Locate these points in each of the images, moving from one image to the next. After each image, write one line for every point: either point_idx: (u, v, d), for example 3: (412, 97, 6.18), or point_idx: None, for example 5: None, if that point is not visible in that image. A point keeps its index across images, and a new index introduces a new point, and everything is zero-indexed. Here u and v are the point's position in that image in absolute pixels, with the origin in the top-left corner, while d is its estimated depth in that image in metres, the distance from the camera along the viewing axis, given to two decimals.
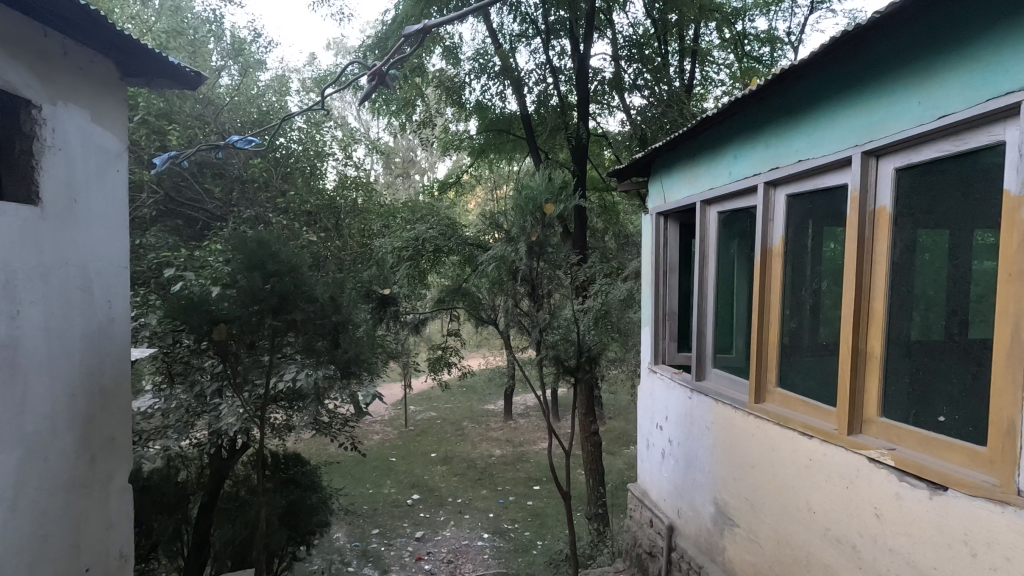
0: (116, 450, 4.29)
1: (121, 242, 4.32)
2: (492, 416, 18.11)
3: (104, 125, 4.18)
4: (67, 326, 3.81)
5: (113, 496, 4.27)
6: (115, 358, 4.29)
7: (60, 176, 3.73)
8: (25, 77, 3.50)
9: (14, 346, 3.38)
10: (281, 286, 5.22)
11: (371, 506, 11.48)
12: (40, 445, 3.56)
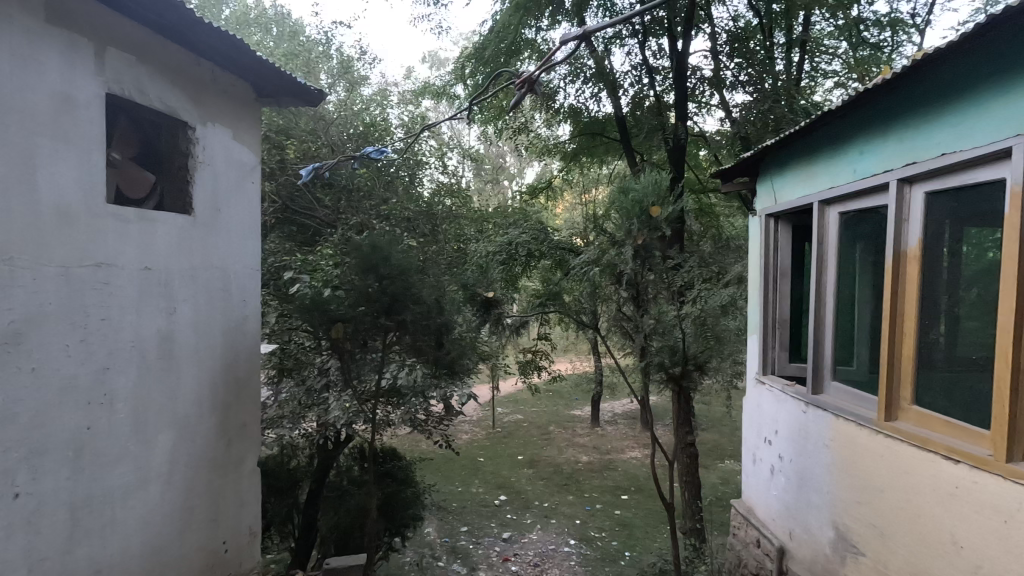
0: (248, 436, 4.72)
1: (254, 248, 4.76)
2: (578, 422, 17.97)
3: (243, 142, 4.65)
4: (211, 322, 4.27)
5: (246, 478, 4.71)
6: (250, 352, 4.73)
7: (209, 189, 4.21)
8: (183, 102, 3.99)
9: (171, 339, 3.86)
10: (393, 288, 5.52)
11: (459, 504, 11.77)
12: (188, 427, 4.03)
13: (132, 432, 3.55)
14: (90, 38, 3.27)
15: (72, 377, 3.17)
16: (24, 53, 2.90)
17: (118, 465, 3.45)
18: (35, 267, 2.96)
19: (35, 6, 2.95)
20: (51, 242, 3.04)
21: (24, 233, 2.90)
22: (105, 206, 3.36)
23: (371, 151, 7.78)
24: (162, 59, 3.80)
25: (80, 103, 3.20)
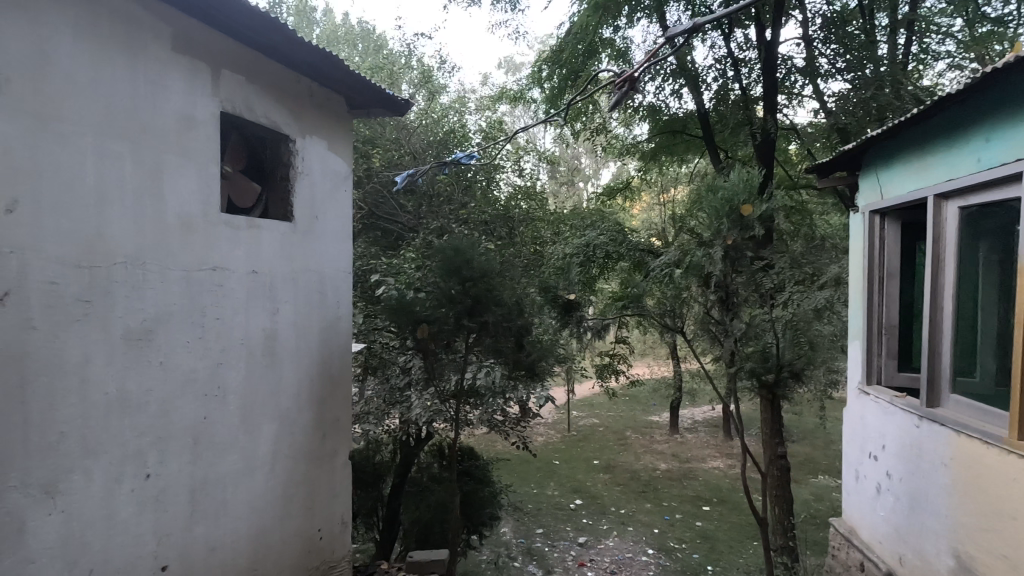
0: (341, 430, 4.99)
1: (346, 252, 5.02)
2: (656, 428, 17.45)
3: (337, 152, 4.93)
4: (308, 322, 4.54)
5: (338, 469, 4.98)
6: (342, 350, 4.99)
7: (306, 197, 4.50)
8: (285, 117, 4.29)
9: (274, 338, 4.16)
10: (475, 290, 5.65)
11: (535, 505, 11.79)
12: (289, 419, 4.33)
13: (240, 423, 3.85)
14: (208, 63, 3.60)
15: (192, 371, 3.49)
16: (154, 79, 3.24)
17: (229, 453, 3.76)
18: (163, 271, 3.29)
19: (163, 36, 3.29)
20: (175, 248, 3.36)
21: (154, 240, 3.24)
22: (219, 215, 3.68)
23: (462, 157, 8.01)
24: (267, 78, 4.11)
25: (200, 122, 3.53)
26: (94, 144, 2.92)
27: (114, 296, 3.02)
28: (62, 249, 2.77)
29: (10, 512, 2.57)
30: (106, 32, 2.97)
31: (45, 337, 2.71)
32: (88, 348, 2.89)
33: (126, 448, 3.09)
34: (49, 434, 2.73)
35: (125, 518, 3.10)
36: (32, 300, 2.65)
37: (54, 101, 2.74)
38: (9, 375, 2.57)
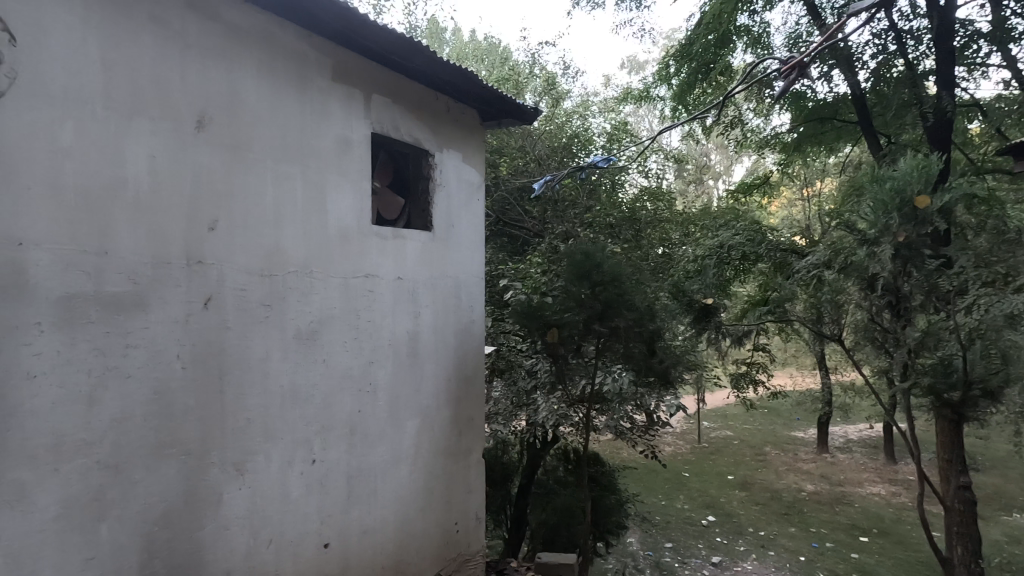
0: (475, 429, 5.20)
1: (479, 258, 5.23)
2: (801, 445, 15.89)
3: (471, 163, 5.16)
4: (446, 325, 4.81)
5: (473, 467, 5.19)
6: (476, 352, 5.21)
7: (444, 207, 4.78)
8: (425, 133, 4.60)
9: (416, 339, 4.46)
10: (606, 295, 5.60)
11: (663, 517, 11.30)
12: (428, 416, 4.60)
13: (388, 417, 4.18)
14: (360, 89, 3.97)
15: (349, 368, 3.86)
16: (318, 107, 3.64)
17: (378, 445, 4.10)
18: (326, 278, 3.68)
19: (324, 69, 3.69)
20: (335, 257, 3.75)
21: (319, 251, 3.64)
22: (371, 226, 4.04)
23: (597, 161, 7.91)
24: (410, 98, 4.44)
25: (354, 143, 3.90)
26: (273, 168, 3.36)
27: (288, 301, 3.44)
28: (249, 260, 3.22)
29: (210, 484, 3.02)
30: (281, 70, 3.40)
31: (236, 336, 3.15)
32: (268, 346, 3.32)
33: (296, 435, 3.50)
34: (239, 419, 3.17)
35: (296, 498, 3.50)
36: (227, 305, 3.10)
37: (244, 134, 3.19)
38: (211, 368, 3.03)
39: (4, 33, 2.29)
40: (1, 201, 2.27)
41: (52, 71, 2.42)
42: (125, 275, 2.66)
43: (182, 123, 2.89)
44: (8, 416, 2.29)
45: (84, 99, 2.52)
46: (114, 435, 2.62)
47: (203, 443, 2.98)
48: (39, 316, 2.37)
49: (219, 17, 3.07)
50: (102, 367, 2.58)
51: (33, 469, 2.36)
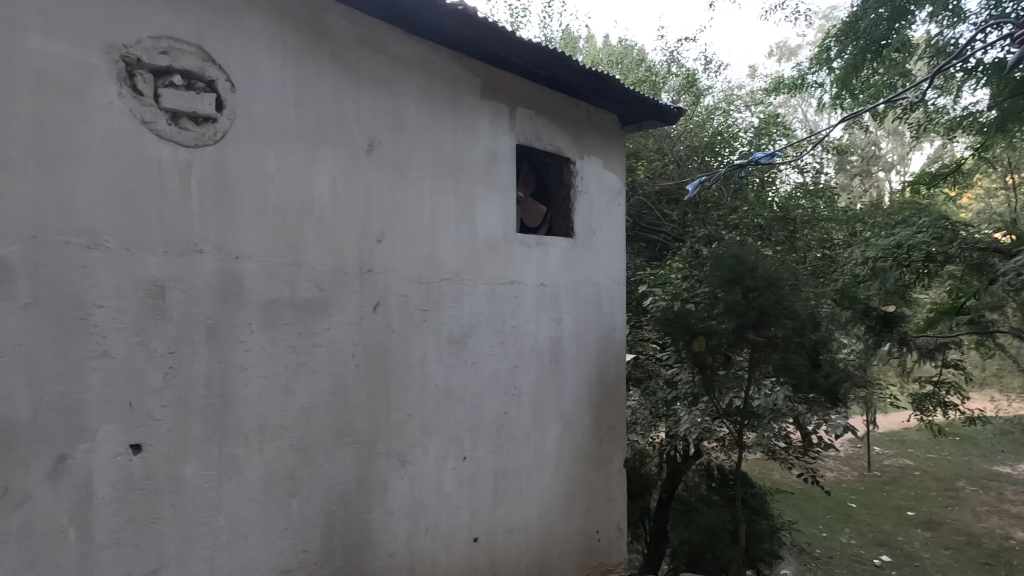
0: (616, 437, 5.12)
1: (620, 264, 5.15)
2: (1007, 483, 13.23)
3: (612, 168, 5.12)
4: (587, 331, 4.81)
5: (614, 476, 5.10)
6: (617, 360, 5.13)
7: (585, 214, 4.80)
8: (567, 142, 4.66)
9: (558, 346, 4.51)
10: (761, 302, 5.23)
11: (825, 551, 10.06)
12: (570, 423, 4.63)
13: (532, 420, 4.29)
14: (506, 103, 4.15)
15: (496, 372, 4.02)
16: (469, 124, 3.87)
17: (523, 447, 4.21)
18: (475, 285, 3.89)
19: (474, 87, 3.92)
20: (483, 265, 3.95)
21: (470, 259, 3.86)
22: (516, 235, 4.19)
23: (762, 157, 7.38)
24: (552, 108, 4.53)
25: (501, 156, 4.08)
26: (430, 183, 3.63)
27: (442, 306, 3.68)
28: (410, 268, 3.51)
29: (377, 472, 3.33)
30: (437, 92, 3.68)
31: (399, 337, 3.45)
32: (425, 348, 3.59)
33: (449, 432, 3.72)
34: (401, 414, 3.46)
35: (449, 491, 3.72)
36: (392, 309, 3.41)
37: (407, 154, 3.50)
38: (379, 367, 3.35)
39: (227, 81, 2.75)
40: (224, 221, 2.72)
41: (260, 110, 2.86)
42: (313, 283, 3.05)
43: (356, 147, 3.25)
44: (228, 401, 2.73)
45: (283, 132, 2.95)
46: (303, 422, 3.00)
47: (372, 434, 3.30)
48: (250, 318, 2.81)
49: (386, 50, 3.40)
50: (295, 362, 2.98)
51: (245, 446, 2.79)
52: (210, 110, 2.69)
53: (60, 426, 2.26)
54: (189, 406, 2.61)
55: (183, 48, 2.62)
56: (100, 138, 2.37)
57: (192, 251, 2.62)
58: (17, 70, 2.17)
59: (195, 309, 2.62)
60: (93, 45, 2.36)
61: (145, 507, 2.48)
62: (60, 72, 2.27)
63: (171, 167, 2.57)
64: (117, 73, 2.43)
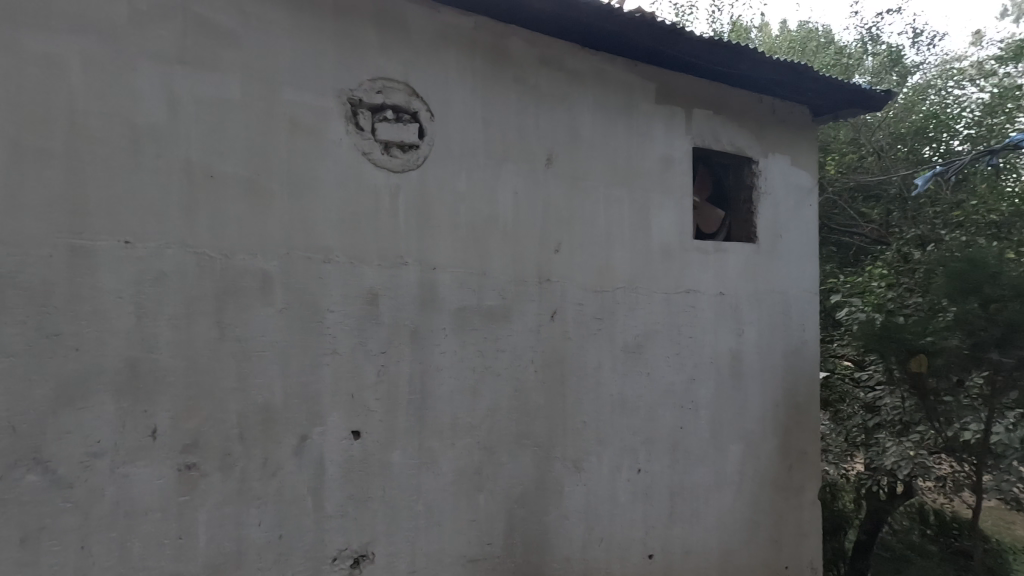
0: (808, 463, 4.59)
1: (812, 271, 4.64)
2: None
3: (801, 165, 4.65)
4: (773, 344, 4.40)
5: (807, 507, 4.57)
6: (809, 377, 4.61)
7: (771, 216, 4.41)
8: (749, 140, 4.35)
9: (739, 359, 4.20)
10: (1011, 315, 4.30)
11: None
12: (754, 443, 4.27)
13: (711, 437, 4.04)
14: (682, 106, 4.02)
15: (671, 384, 3.88)
16: (643, 130, 3.82)
17: (701, 465, 3.99)
18: (650, 293, 3.80)
19: (649, 93, 3.86)
20: (659, 273, 3.85)
21: (645, 268, 3.79)
22: (692, 241, 4.01)
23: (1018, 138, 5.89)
24: (732, 106, 4.27)
25: (676, 160, 3.96)
26: (605, 192, 3.65)
27: (617, 315, 3.67)
28: (585, 277, 3.56)
29: (555, 476, 3.42)
30: (612, 102, 3.70)
31: (575, 345, 3.51)
32: (600, 356, 3.60)
33: (624, 443, 3.68)
34: (576, 422, 3.51)
35: (624, 502, 3.67)
36: (569, 318, 3.49)
37: (583, 165, 3.57)
38: (556, 373, 3.44)
39: (427, 111, 3.08)
40: (424, 235, 3.04)
41: (454, 134, 3.15)
42: (497, 291, 3.25)
43: (536, 161, 3.40)
44: (426, 397, 3.03)
45: (472, 153, 3.20)
46: (488, 422, 3.21)
47: (550, 438, 3.41)
48: (445, 323, 3.09)
49: (563, 66, 3.52)
50: (481, 365, 3.20)
51: (439, 439, 3.06)
52: (414, 138, 3.03)
53: (303, 411, 2.71)
54: (395, 400, 2.95)
55: (393, 86, 2.99)
56: (333, 169, 2.81)
57: (399, 263, 2.97)
58: (277, 119, 2.68)
59: (401, 314, 2.97)
60: (328, 92, 2.82)
61: (362, 485, 2.85)
62: (305, 117, 2.75)
63: (383, 190, 2.95)
64: (344, 113, 2.86)
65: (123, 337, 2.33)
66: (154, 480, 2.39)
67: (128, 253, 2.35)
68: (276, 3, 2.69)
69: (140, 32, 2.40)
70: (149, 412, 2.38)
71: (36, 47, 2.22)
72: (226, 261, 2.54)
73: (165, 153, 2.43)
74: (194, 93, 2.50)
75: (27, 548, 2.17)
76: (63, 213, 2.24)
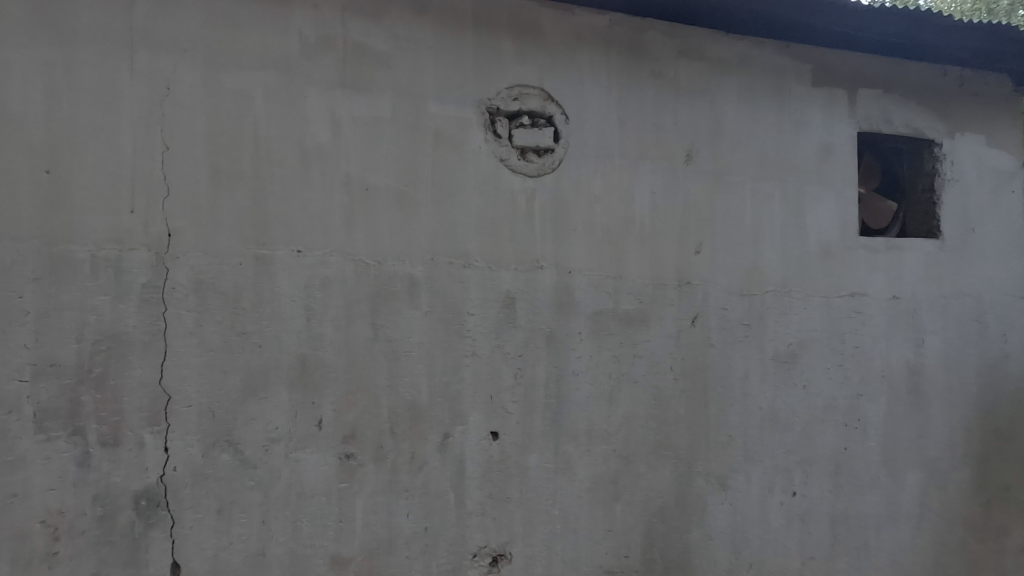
0: (1013, 501, 3.83)
1: (1016, 270, 3.88)
2: None
3: (1000, 145, 3.91)
4: (964, 357, 3.74)
5: (1011, 553, 3.81)
6: (1013, 398, 3.85)
7: (959, 206, 3.76)
8: (929, 120, 3.76)
9: (919, 373, 3.63)
10: None
11: None
12: (939, 472, 3.66)
13: (882, 462, 3.54)
14: (843, 87, 3.59)
15: (833, 399, 3.46)
16: (797, 118, 3.47)
17: (870, 493, 3.51)
18: (806, 297, 3.43)
19: (803, 75, 3.50)
20: (816, 274, 3.46)
21: (800, 269, 3.43)
22: (857, 238, 3.55)
23: None
24: (906, 83, 3.73)
25: (836, 148, 3.54)
26: (752, 188, 3.37)
27: (767, 321, 3.36)
28: (730, 280, 3.30)
29: (697, 492, 3.21)
30: (760, 89, 3.41)
31: (719, 353, 3.27)
32: (748, 365, 3.32)
33: (776, 461, 3.35)
34: (721, 435, 3.26)
35: (776, 527, 3.34)
36: (712, 323, 3.26)
37: (728, 159, 3.33)
38: (698, 382, 3.23)
39: (562, 114, 3.06)
40: (559, 240, 3.03)
41: (589, 135, 3.11)
42: (634, 295, 3.14)
43: (675, 158, 3.24)
44: (563, 401, 3.01)
45: (607, 153, 3.13)
46: (625, 430, 3.10)
47: (692, 451, 3.20)
48: (581, 327, 3.04)
49: (705, 56, 3.32)
50: (618, 370, 3.10)
51: (576, 445, 3.02)
52: (549, 142, 3.03)
53: (446, 409, 2.83)
54: (532, 403, 2.96)
55: (529, 92, 3.02)
56: (473, 177, 2.91)
57: (535, 266, 2.98)
58: (423, 132, 2.84)
59: (537, 317, 2.98)
60: (468, 103, 2.92)
61: (501, 486, 2.90)
62: (448, 128, 2.88)
63: (519, 195, 2.99)
64: (483, 121, 2.95)
65: (296, 335, 2.61)
66: (320, 466, 2.64)
67: (300, 261, 2.62)
68: (422, 22, 2.86)
69: (310, 63, 2.68)
70: (316, 404, 2.63)
71: (230, 84, 2.57)
72: (379, 267, 2.74)
73: (329, 169, 2.69)
74: (353, 113, 2.73)
75: (223, 518, 2.50)
76: (250, 227, 2.56)
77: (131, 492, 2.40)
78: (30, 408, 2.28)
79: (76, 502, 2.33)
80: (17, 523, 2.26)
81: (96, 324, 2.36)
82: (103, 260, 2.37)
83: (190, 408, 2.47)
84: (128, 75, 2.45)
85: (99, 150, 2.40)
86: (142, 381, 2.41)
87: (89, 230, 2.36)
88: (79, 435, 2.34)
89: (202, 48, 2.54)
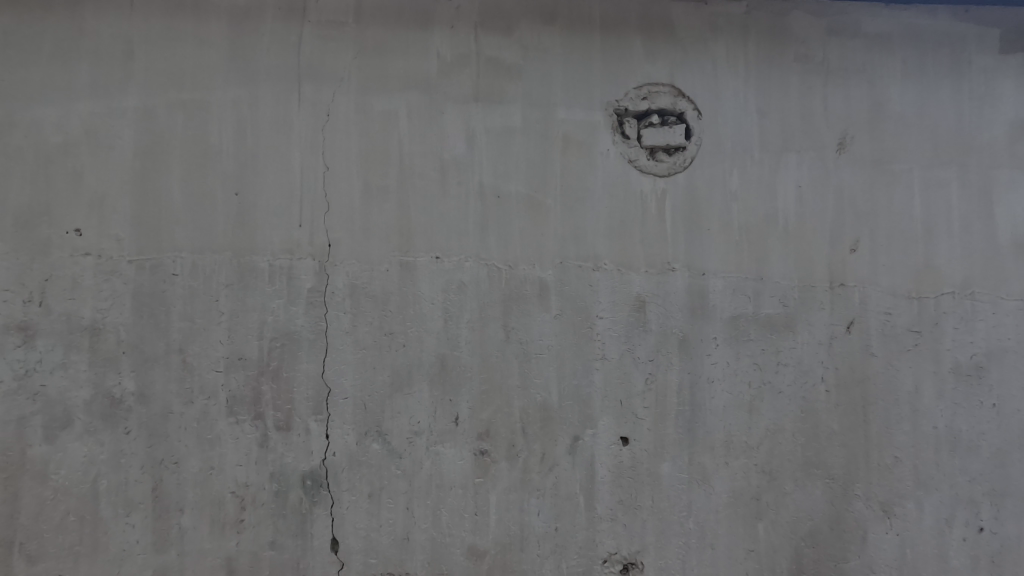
0: None
1: None
2: None
3: None
4: None
5: None
6: None
7: None
8: None
9: None
10: None
11: None
12: None
13: None
14: None
15: None
16: (979, 92, 3.00)
17: None
18: (995, 300, 2.93)
19: (988, 42, 3.02)
20: (1010, 273, 2.94)
21: (987, 267, 2.94)
22: None
23: None
24: None
25: None
26: (923, 175, 2.96)
27: (944, 327, 2.92)
28: (895, 281, 2.93)
29: (855, 517, 2.88)
30: (930, 63, 3.00)
31: (882, 363, 2.91)
32: (919, 378, 2.91)
33: (957, 490, 2.90)
34: (885, 455, 2.90)
35: (958, 566, 2.88)
36: (872, 329, 2.91)
37: (891, 145, 2.96)
38: (856, 395, 2.90)
39: (694, 110, 2.94)
40: (692, 240, 2.90)
41: (725, 130, 2.95)
42: (778, 298, 2.91)
43: (825, 147, 2.95)
44: (697, 410, 2.88)
45: (746, 147, 2.95)
46: (769, 443, 2.88)
47: (849, 471, 2.88)
48: (717, 332, 2.89)
49: (859, 32, 3.00)
50: (760, 379, 2.89)
51: (712, 456, 2.87)
52: (681, 140, 2.92)
53: (576, 412, 2.84)
54: (665, 409, 2.87)
55: (659, 90, 2.94)
56: (601, 180, 2.90)
57: (667, 269, 2.89)
58: (552, 138, 2.89)
59: (670, 321, 2.88)
60: (597, 105, 2.92)
61: (633, 493, 2.84)
62: (576, 133, 2.90)
63: (650, 196, 2.92)
64: (612, 123, 2.92)
65: (435, 336, 2.79)
66: (457, 460, 2.78)
67: (438, 267, 2.80)
68: (551, 30, 2.92)
69: (447, 80, 2.86)
70: (453, 402, 2.79)
71: (379, 106, 2.83)
72: (511, 271, 2.83)
73: (464, 179, 2.84)
74: (486, 125, 2.87)
75: (374, 502, 2.74)
76: (395, 236, 2.79)
77: (300, 472, 2.72)
78: (224, 394, 2.69)
79: (258, 477, 2.70)
80: (215, 491, 2.68)
81: (273, 324, 2.72)
82: (278, 268, 2.73)
83: (347, 401, 2.74)
84: (296, 106, 2.80)
85: (275, 173, 2.77)
86: (309, 375, 2.73)
87: (267, 243, 2.73)
88: (260, 420, 2.71)
89: (356, 76, 2.83)
